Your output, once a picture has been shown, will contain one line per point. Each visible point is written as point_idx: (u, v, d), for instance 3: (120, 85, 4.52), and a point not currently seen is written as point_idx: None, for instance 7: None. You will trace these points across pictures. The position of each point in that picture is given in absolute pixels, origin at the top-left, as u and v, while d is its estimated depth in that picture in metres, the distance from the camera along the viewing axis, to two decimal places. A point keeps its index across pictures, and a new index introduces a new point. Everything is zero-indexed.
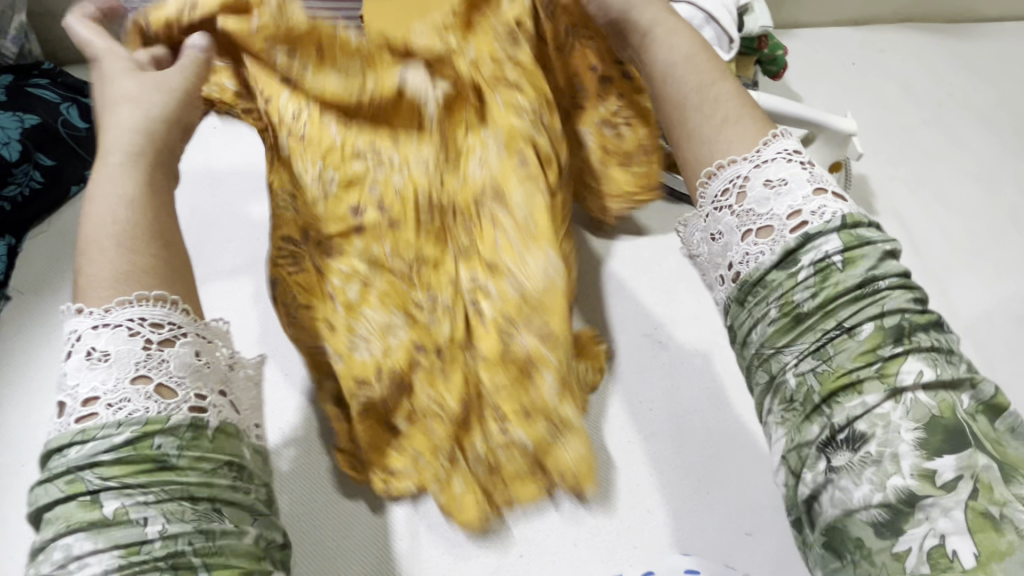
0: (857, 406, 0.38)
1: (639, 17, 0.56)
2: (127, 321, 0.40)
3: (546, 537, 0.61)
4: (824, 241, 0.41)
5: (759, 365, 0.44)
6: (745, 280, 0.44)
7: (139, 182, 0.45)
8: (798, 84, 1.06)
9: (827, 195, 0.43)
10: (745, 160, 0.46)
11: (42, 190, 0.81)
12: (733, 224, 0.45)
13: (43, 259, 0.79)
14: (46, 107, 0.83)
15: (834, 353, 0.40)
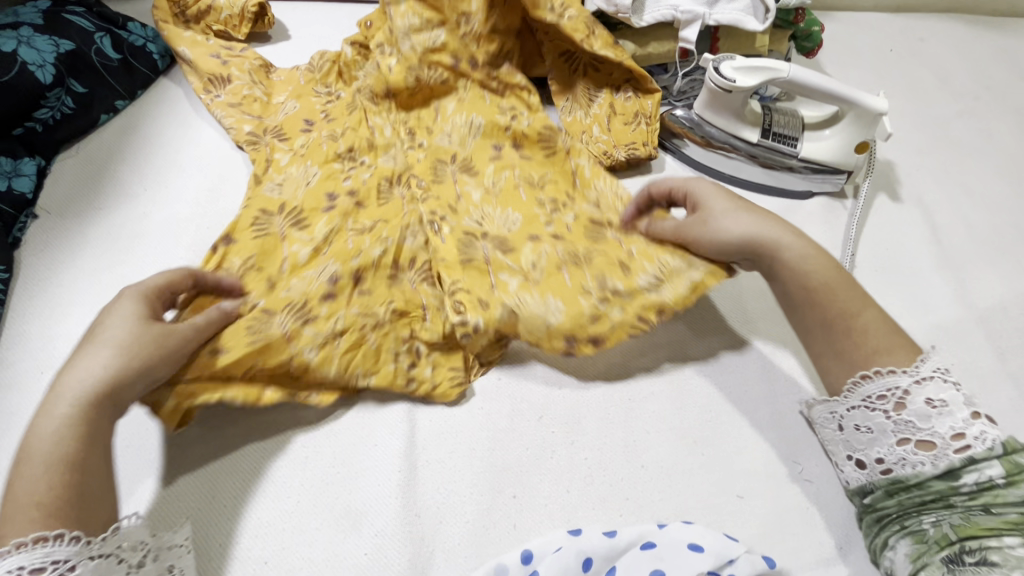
0: (994, 543, 0.46)
1: (765, 245, 0.60)
2: (7, 573, 0.42)
3: (538, 483, 0.61)
4: (988, 466, 0.49)
5: (893, 518, 0.54)
6: (895, 477, 0.53)
7: (77, 434, 0.49)
8: (831, 67, 1.04)
9: (982, 420, 0.50)
10: (905, 373, 0.53)
11: (73, 115, 0.83)
12: (887, 427, 0.54)
13: (70, 182, 0.80)
14: (82, 35, 0.84)
15: (975, 515, 0.48)
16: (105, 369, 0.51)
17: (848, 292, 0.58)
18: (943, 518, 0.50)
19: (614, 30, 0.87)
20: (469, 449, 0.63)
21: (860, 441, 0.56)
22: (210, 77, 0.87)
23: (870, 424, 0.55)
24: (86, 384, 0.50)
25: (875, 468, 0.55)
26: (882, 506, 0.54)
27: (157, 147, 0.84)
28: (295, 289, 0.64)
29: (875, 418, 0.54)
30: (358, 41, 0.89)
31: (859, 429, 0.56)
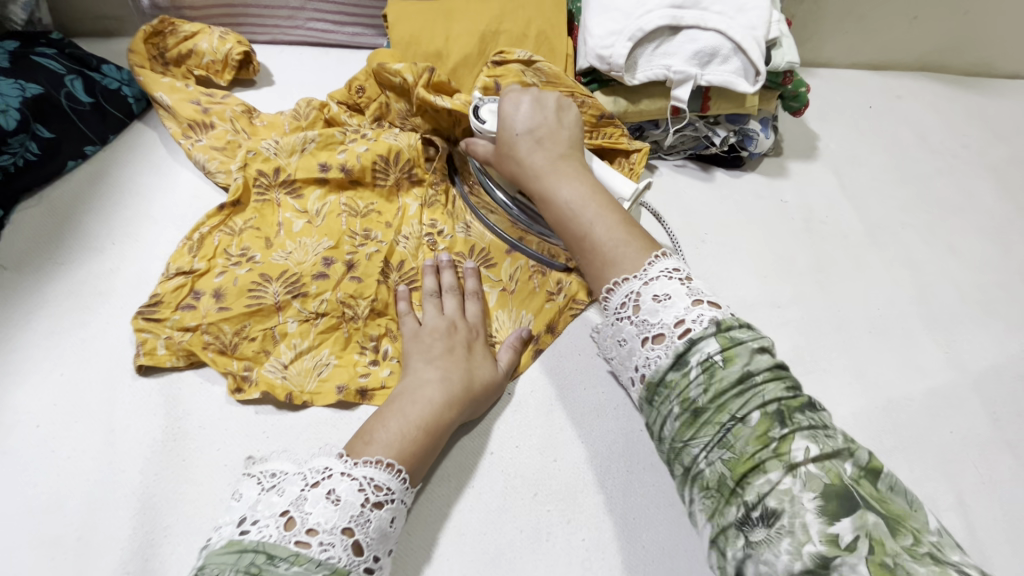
0: (764, 483, 0.40)
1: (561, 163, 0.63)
2: (362, 477, 0.51)
3: (536, 569, 0.58)
4: (705, 343, 0.46)
5: (676, 459, 0.46)
6: (650, 381, 0.49)
7: (416, 433, 0.57)
8: (815, 122, 1.05)
9: (702, 305, 0.49)
10: (635, 277, 0.53)
11: (37, 162, 0.77)
12: (633, 332, 0.51)
13: (31, 234, 0.75)
14: (49, 77, 0.80)
15: (732, 439, 0.42)
16: (435, 401, 0.60)
17: (605, 209, 0.58)
18: (713, 456, 0.43)
19: (605, 85, 0.87)
20: (458, 533, 0.59)
21: (625, 356, 0.53)
22: (189, 123, 0.84)
23: (623, 337, 0.52)
24: (444, 409, 0.60)
25: (640, 381, 0.51)
26: (660, 429, 0.48)
27: (129, 194, 0.80)
28: (292, 259, 0.73)
29: (625, 328, 0.52)
30: (345, 100, 0.87)
31: (619, 343, 0.53)
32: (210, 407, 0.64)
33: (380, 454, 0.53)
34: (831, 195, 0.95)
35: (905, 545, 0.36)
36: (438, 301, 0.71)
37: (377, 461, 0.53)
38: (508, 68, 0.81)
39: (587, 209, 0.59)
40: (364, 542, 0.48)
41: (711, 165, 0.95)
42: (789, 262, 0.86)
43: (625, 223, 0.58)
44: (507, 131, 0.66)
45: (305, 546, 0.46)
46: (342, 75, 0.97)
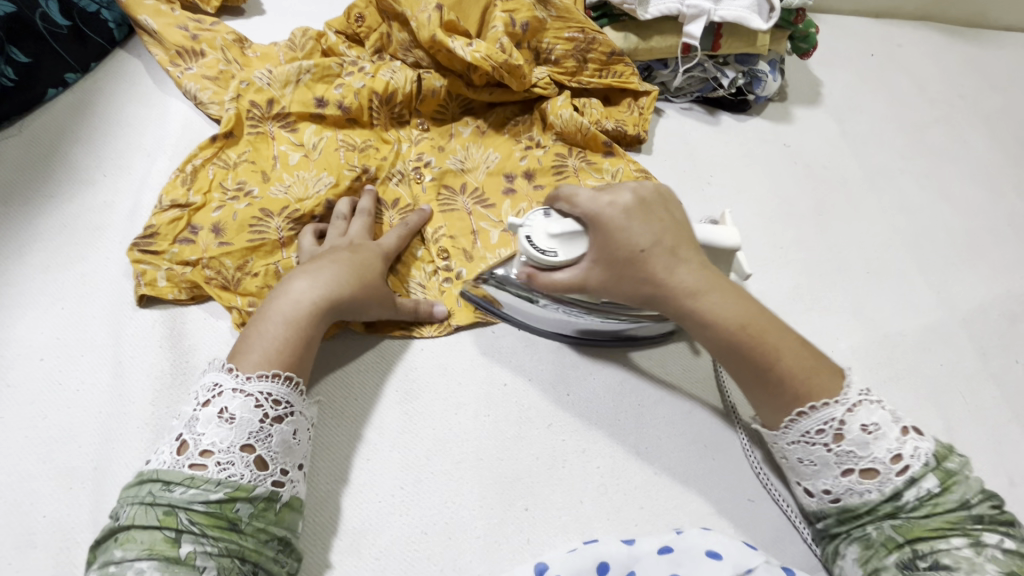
0: (941, 546, 0.47)
1: (682, 281, 0.56)
2: (258, 394, 0.51)
3: (553, 493, 0.60)
4: (926, 480, 0.49)
5: (838, 528, 0.54)
6: (843, 504, 0.53)
7: (290, 329, 0.55)
8: (819, 68, 1.04)
9: (911, 435, 0.51)
10: (837, 403, 0.52)
11: (14, 89, 0.72)
12: (830, 459, 0.52)
13: (14, 165, 0.71)
14: None
15: (910, 513, 0.49)
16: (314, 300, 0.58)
17: (776, 330, 0.56)
18: (887, 524, 0.50)
19: (615, 21, 0.85)
20: (476, 460, 0.60)
21: (807, 470, 0.55)
22: (177, 50, 0.80)
23: (813, 457, 0.53)
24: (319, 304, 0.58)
25: (825, 495, 0.54)
26: (829, 524, 0.55)
27: (118, 125, 0.76)
28: (289, 193, 0.70)
29: (816, 450, 0.53)
30: (343, 29, 0.83)
31: (803, 463, 0.54)
32: (218, 340, 0.63)
33: (269, 366, 0.53)
34: (832, 141, 0.95)
35: None
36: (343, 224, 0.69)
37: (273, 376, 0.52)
38: (520, 3, 0.78)
39: (751, 357, 0.55)
40: (267, 456, 0.50)
41: (718, 110, 0.93)
42: (791, 207, 0.87)
43: (763, 318, 0.56)
44: (626, 247, 0.56)
45: (200, 468, 0.48)
46: (336, 5, 0.92)
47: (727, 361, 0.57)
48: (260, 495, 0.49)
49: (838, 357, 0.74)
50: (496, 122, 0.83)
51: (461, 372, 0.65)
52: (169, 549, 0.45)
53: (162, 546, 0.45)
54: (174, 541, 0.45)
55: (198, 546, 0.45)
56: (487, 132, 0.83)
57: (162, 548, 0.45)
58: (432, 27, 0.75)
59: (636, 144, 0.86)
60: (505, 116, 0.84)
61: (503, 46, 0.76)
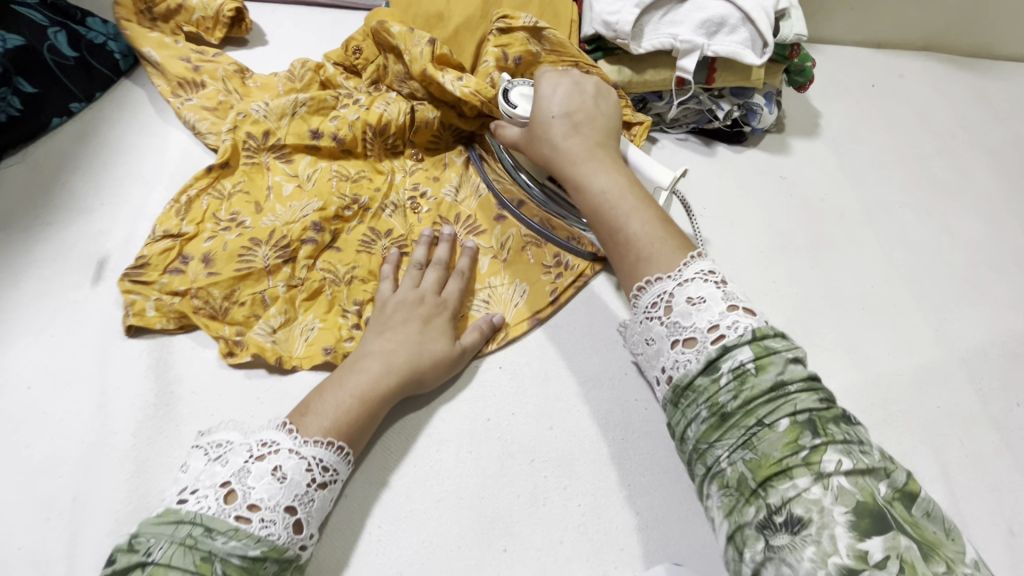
0: (789, 488, 0.42)
1: (569, 150, 0.63)
2: (311, 457, 0.52)
3: (532, 533, 0.58)
4: (739, 351, 0.48)
5: (698, 460, 0.49)
6: (678, 384, 0.51)
7: (354, 396, 0.58)
8: (819, 98, 1.04)
9: (737, 311, 0.50)
10: (669, 278, 0.54)
11: (19, 118, 0.74)
12: (663, 333, 0.53)
13: (16, 193, 0.72)
14: (32, 28, 0.77)
15: (758, 441, 0.45)
16: (385, 374, 0.60)
17: (638, 202, 0.59)
18: (736, 455, 0.45)
19: (610, 54, 0.85)
20: (456, 497, 0.60)
21: (652, 356, 0.55)
22: (179, 82, 0.82)
23: (652, 336, 0.54)
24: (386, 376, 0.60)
25: (666, 380, 0.53)
26: (676, 423, 0.52)
27: (118, 154, 0.77)
28: (278, 223, 0.71)
29: (655, 328, 0.54)
30: (341, 61, 0.85)
31: (648, 343, 0.55)
32: (203, 371, 0.63)
33: (326, 434, 0.54)
34: (830, 173, 0.94)
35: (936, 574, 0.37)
36: (418, 273, 0.70)
37: (319, 441, 0.53)
38: (513, 37, 0.78)
39: (614, 229, 0.59)
40: (304, 520, 0.51)
41: (714, 140, 0.93)
42: (786, 239, 0.86)
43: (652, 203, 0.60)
44: (542, 116, 0.66)
45: (244, 522, 0.47)
46: (337, 37, 0.94)
47: (594, 223, 0.61)
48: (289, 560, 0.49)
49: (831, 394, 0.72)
50: (489, 153, 0.84)
51: (444, 406, 0.65)
52: None
53: None
54: None
55: None
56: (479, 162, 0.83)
57: None
58: (424, 62, 0.76)
59: None
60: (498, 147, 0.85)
61: (493, 81, 0.76)
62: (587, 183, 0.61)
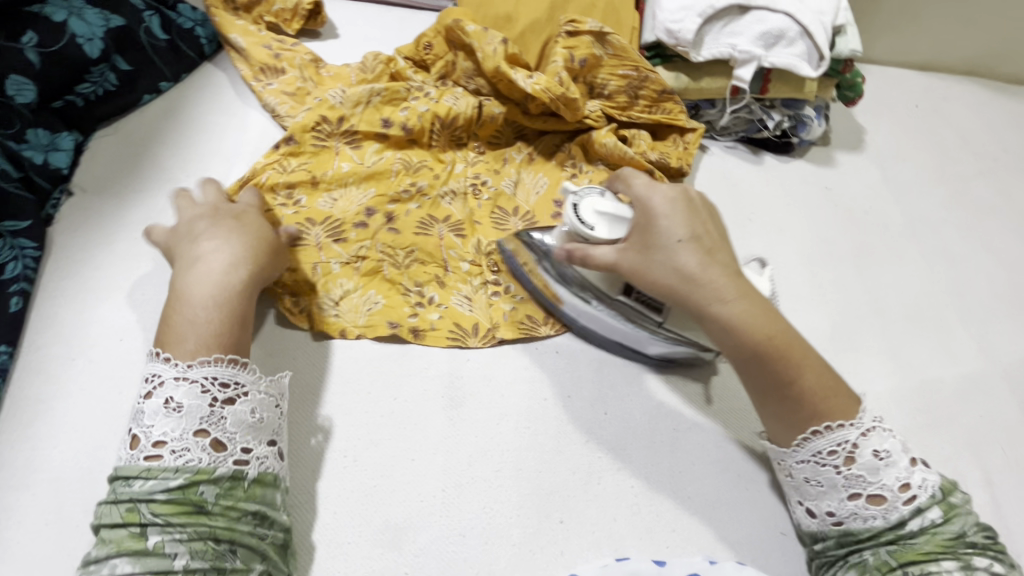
0: (937, 573, 0.50)
1: (706, 281, 0.59)
2: (202, 379, 0.53)
3: (588, 508, 0.61)
4: (929, 510, 0.53)
5: (835, 550, 0.56)
6: (849, 529, 0.55)
7: (218, 304, 0.57)
8: (864, 115, 1.06)
9: (918, 464, 0.55)
10: (852, 427, 0.55)
11: (115, 94, 0.79)
12: (838, 482, 0.55)
13: (108, 162, 0.77)
14: (131, 10, 0.82)
15: (901, 537, 0.53)
16: (238, 272, 0.60)
17: (799, 349, 0.58)
18: (880, 546, 0.53)
19: (667, 61, 0.89)
20: (516, 469, 0.62)
21: (812, 491, 0.58)
22: (261, 67, 0.87)
23: (820, 479, 0.56)
24: (236, 273, 0.60)
25: (826, 517, 0.57)
26: (829, 552, 0.57)
27: (201, 131, 0.82)
28: (336, 207, 0.76)
29: (828, 474, 0.56)
30: (412, 56, 0.89)
31: (807, 482, 0.58)
32: (279, 335, 0.68)
33: (188, 355, 0.54)
34: (874, 188, 0.96)
35: None
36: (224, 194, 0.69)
37: (205, 360, 0.54)
38: (580, 40, 0.83)
39: (763, 371, 0.57)
40: (222, 438, 0.52)
41: (761, 149, 0.96)
42: (831, 248, 0.88)
43: (802, 341, 0.58)
44: (663, 237, 0.60)
45: (155, 459, 0.51)
46: (403, 35, 0.99)
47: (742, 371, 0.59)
48: (223, 476, 0.51)
49: (875, 398, 0.74)
50: (545, 150, 0.88)
51: (504, 384, 0.67)
52: (137, 543, 0.48)
53: (129, 540, 0.48)
54: (140, 534, 0.49)
55: (165, 535, 0.49)
56: (534, 158, 0.87)
57: (129, 543, 0.48)
58: (496, 60, 0.80)
59: (679, 178, 0.90)
60: (555, 144, 0.89)
61: (561, 80, 0.80)
62: (718, 315, 0.58)
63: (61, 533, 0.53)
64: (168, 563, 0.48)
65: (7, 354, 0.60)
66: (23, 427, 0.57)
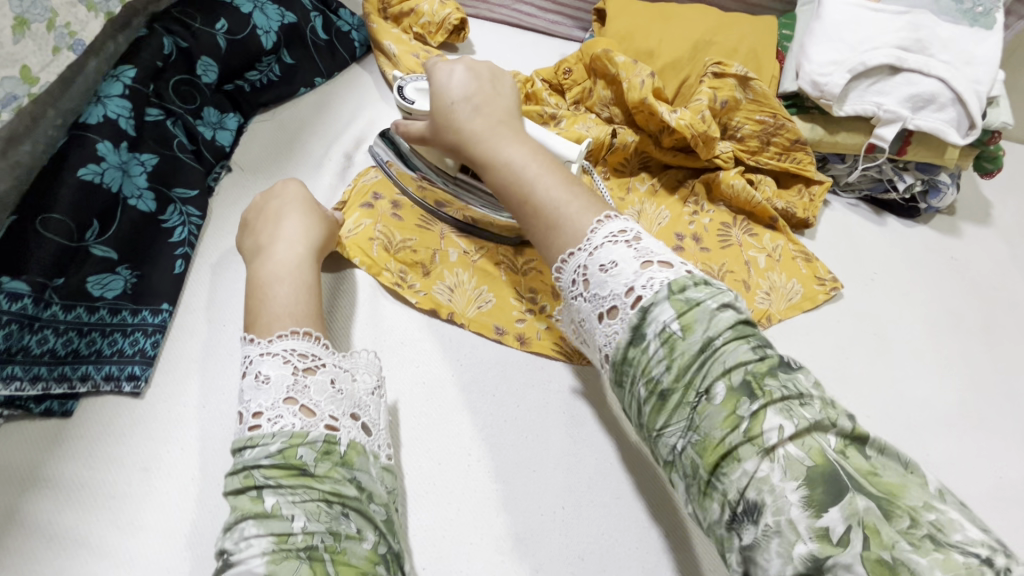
0: (740, 474, 0.41)
1: (469, 131, 0.63)
2: (282, 350, 0.55)
3: (707, 550, 0.59)
4: (658, 311, 0.48)
5: (659, 455, 0.48)
6: (614, 359, 0.51)
7: (277, 279, 0.61)
8: (992, 189, 1.03)
9: (652, 267, 0.51)
10: (581, 249, 0.55)
11: (277, 83, 0.85)
12: (589, 308, 0.53)
13: (264, 144, 0.81)
14: (302, 9, 0.88)
15: (700, 421, 0.44)
16: (295, 250, 0.64)
17: (539, 172, 0.60)
18: (686, 441, 0.45)
19: (804, 112, 0.89)
20: (635, 498, 0.61)
21: (589, 333, 0.55)
22: (409, 74, 0.91)
23: (584, 315, 0.54)
24: (297, 248, 0.64)
25: (605, 354, 0.53)
26: (642, 424, 0.49)
27: (347, 126, 0.86)
28: None
29: (582, 304, 0.54)
30: (549, 79, 0.92)
31: (581, 324, 0.56)
32: (410, 328, 0.70)
33: (288, 325, 0.57)
34: (1002, 264, 0.93)
35: (901, 531, 0.37)
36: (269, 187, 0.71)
37: (282, 334, 0.56)
38: (725, 82, 0.84)
39: (525, 209, 0.60)
40: (310, 404, 0.53)
41: (885, 211, 0.94)
42: (958, 319, 0.85)
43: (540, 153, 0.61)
44: (442, 103, 0.65)
45: (255, 427, 0.51)
46: (537, 58, 1.03)
47: (522, 218, 0.60)
48: (317, 438, 0.51)
49: (1008, 484, 0.70)
50: (668, 183, 0.89)
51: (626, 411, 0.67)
52: (256, 505, 0.47)
53: (249, 504, 0.47)
54: (258, 497, 0.47)
55: (280, 496, 0.47)
56: (655, 188, 0.89)
57: (250, 507, 0.47)
58: (640, 93, 0.82)
59: (801, 228, 0.89)
60: (678, 178, 0.90)
61: (705, 117, 0.82)
62: (495, 154, 0.61)
63: (202, 491, 0.54)
64: (288, 525, 0.46)
65: (169, 313, 0.63)
66: (176, 384, 0.60)
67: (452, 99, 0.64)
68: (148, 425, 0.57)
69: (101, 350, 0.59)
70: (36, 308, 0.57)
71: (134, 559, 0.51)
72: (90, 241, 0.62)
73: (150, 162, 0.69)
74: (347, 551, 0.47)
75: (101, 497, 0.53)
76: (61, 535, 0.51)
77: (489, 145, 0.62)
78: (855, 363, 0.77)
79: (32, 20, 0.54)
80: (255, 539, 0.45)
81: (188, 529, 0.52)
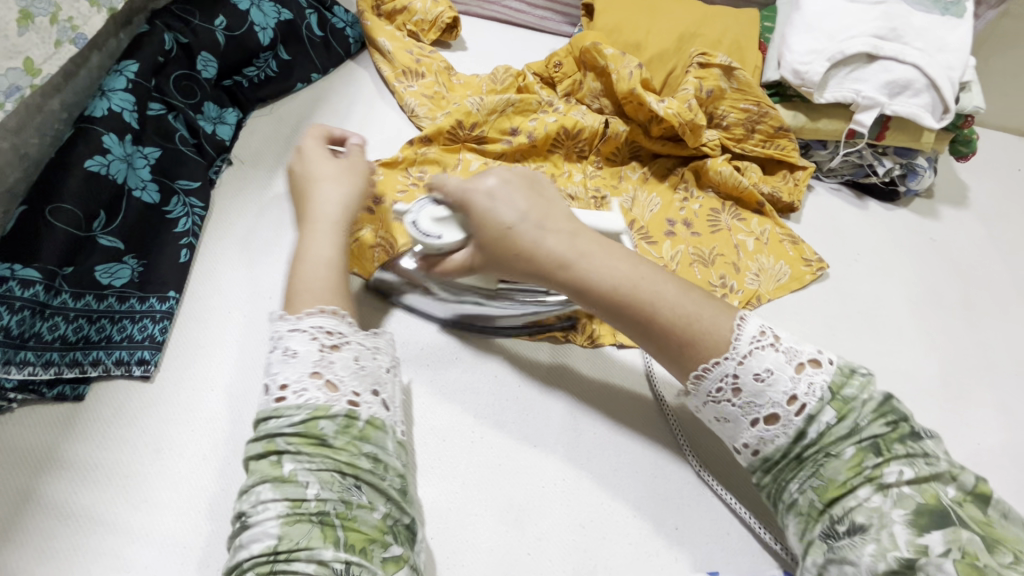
0: (853, 502, 0.48)
1: (551, 249, 0.57)
2: (310, 328, 0.56)
3: (703, 518, 0.62)
4: (823, 413, 0.50)
5: (774, 498, 0.54)
6: (766, 457, 0.52)
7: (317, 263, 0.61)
8: (968, 173, 1.07)
9: (806, 369, 0.51)
10: (729, 358, 0.52)
11: (274, 79, 0.87)
12: (737, 412, 0.52)
13: (263, 138, 0.83)
14: (297, 7, 0.90)
15: (825, 468, 0.50)
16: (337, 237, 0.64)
17: (653, 280, 0.55)
18: (806, 485, 0.50)
19: (786, 100, 0.93)
20: (633, 470, 0.64)
21: (726, 431, 0.55)
22: (404, 69, 0.93)
23: (725, 415, 0.53)
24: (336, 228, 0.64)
25: (748, 451, 0.54)
26: (765, 488, 0.54)
27: (344, 119, 0.88)
28: None
29: (726, 408, 0.53)
30: (540, 72, 0.94)
31: (719, 422, 0.54)
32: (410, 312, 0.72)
33: (316, 305, 0.58)
34: (979, 244, 0.97)
35: (1000, 559, 0.43)
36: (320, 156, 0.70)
37: (311, 312, 0.57)
38: (709, 73, 0.87)
39: (641, 326, 0.55)
40: (336, 380, 0.54)
41: (866, 195, 0.98)
42: (939, 297, 0.88)
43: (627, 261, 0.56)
44: (495, 224, 0.58)
45: (281, 400, 0.52)
46: (527, 53, 1.05)
47: (638, 335, 0.56)
48: (339, 413, 0.52)
49: (989, 451, 0.74)
50: (656, 171, 0.92)
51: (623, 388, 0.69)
52: (274, 469, 0.49)
53: (270, 468, 0.49)
54: (277, 462, 0.50)
55: (297, 463, 0.49)
56: (645, 176, 0.91)
57: (269, 471, 0.49)
58: (628, 84, 0.85)
59: (786, 211, 0.92)
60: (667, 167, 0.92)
61: (691, 106, 0.85)
62: (585, 268, 0.56)
63: (216, 469, 0.56)
64: (301, 491, 0.48)
65: (176, 300, 0.64)
66: (184, 367, 0.61)
67: (517, 220, 0.57)
68: (158, 408, 0.59)
69: (110, 336, 0.61)
70: (48, 295, 0.59)
71: (151, 534, 0.52)
72: (96, 231, 0.64)
73: (152, 155, 0.70)
74: (358, 518, 0.49)
75: (115, 476, 0.54)
76: (78, 513, 0.52)
77: (571, 266, 0.56)
78: (842, 340, 0.81)
79: (37, 14, 0.55)
80: (270, 502, 0.47)
81: (206, 505, 0.54)
